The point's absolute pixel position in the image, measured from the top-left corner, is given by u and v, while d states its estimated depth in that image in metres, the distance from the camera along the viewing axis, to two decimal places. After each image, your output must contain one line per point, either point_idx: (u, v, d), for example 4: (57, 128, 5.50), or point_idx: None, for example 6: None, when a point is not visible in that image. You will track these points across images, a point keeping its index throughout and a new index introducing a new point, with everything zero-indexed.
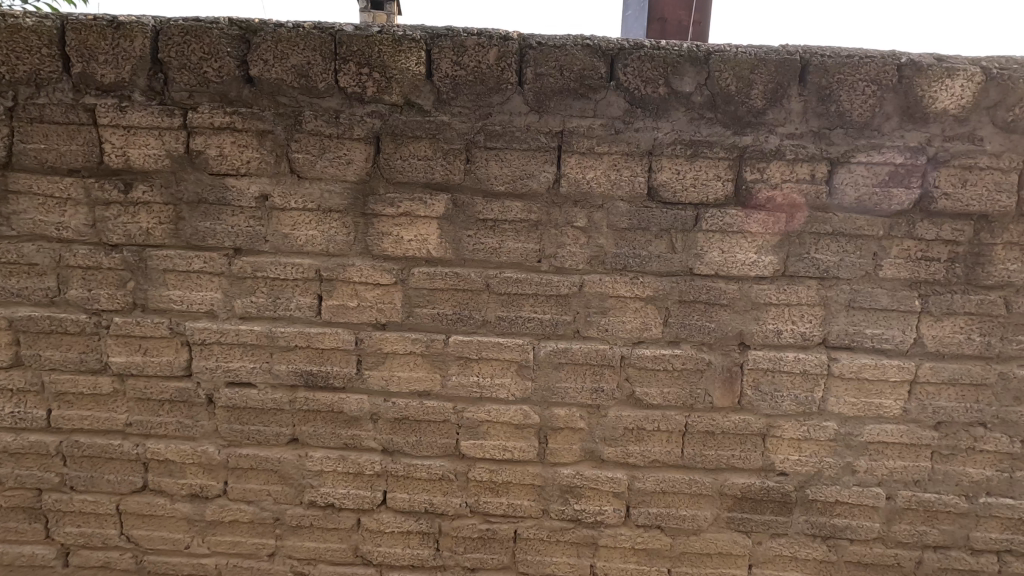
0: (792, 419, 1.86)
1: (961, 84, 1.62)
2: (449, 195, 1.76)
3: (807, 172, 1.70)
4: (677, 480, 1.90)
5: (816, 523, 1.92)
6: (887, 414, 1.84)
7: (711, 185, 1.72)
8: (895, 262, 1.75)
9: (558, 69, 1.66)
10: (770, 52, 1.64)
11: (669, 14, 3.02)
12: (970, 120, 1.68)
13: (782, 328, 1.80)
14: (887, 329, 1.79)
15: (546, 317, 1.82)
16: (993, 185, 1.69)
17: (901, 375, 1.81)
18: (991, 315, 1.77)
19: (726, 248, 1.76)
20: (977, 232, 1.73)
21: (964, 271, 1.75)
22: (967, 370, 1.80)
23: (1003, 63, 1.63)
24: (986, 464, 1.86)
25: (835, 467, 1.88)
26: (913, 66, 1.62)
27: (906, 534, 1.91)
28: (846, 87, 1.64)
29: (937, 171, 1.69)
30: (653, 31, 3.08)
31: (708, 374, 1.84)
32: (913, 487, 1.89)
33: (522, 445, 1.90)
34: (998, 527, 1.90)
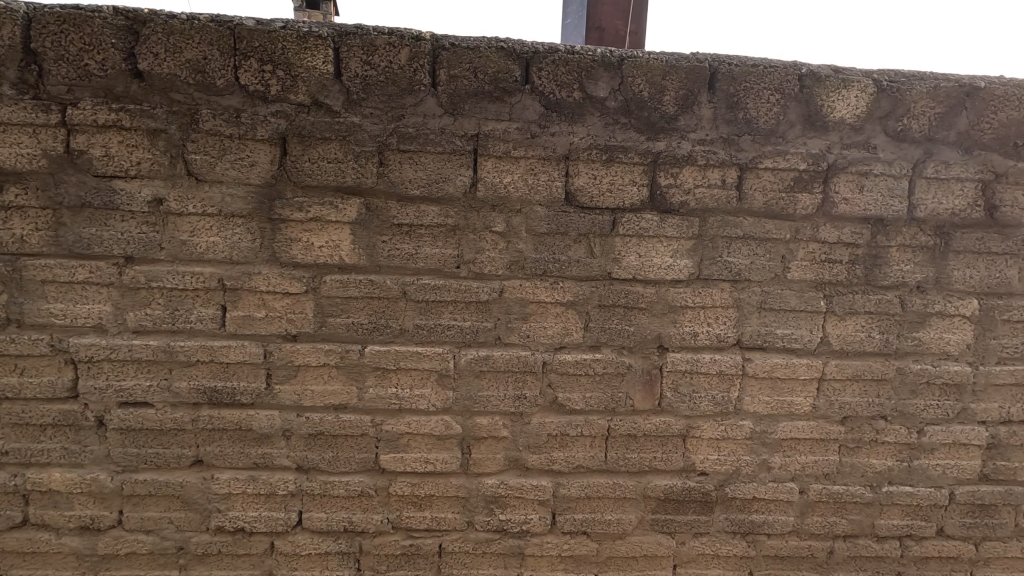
0: (710, 420, 1.90)
1: (855, 94, 1.71)
2: (362, 199, 1.70)
3: (718, 177, 1.74)
4: (601, 485, 1.90)
5: (735, 520, 1.96)
6: (798, 412, 1.91)
7: (627, 190, 1.74)
8: (802, 264, 1.81)
9: (472, 71, 1.63)
10: (680, 59, 1.67)
11: (607, 23, 3.06)
12: (865, 128, 1.77)
13: (698, 331, 1.83)
14: (796, 329, 1.86)
15: (466, 324, 1.78)
16: (886, 191, 1.78)
17: (810, 373, 1.88)
18: (889, 313, 1.86)
19: (643, 252, 1.78)
20: (874, 236, 1.82)
21: (864, 272, 1.84)
22: (868, 366, 1.89)
23: (893, 76, 1.73)
24: (888, 455, 1.96)
25: (752, 465, 1.93)
26: (813, 77, 1.70)
27: (818, 526, 1.99)
28: (752, 95, 1.70)
29: (837, 176, 1.77)
30: (591, 40, 3.10)
31: (629, 377, 1.85)
32: (824, 481, 1.97)
33: (444, 456, 1.84)
34: (900, 514, 2.00)
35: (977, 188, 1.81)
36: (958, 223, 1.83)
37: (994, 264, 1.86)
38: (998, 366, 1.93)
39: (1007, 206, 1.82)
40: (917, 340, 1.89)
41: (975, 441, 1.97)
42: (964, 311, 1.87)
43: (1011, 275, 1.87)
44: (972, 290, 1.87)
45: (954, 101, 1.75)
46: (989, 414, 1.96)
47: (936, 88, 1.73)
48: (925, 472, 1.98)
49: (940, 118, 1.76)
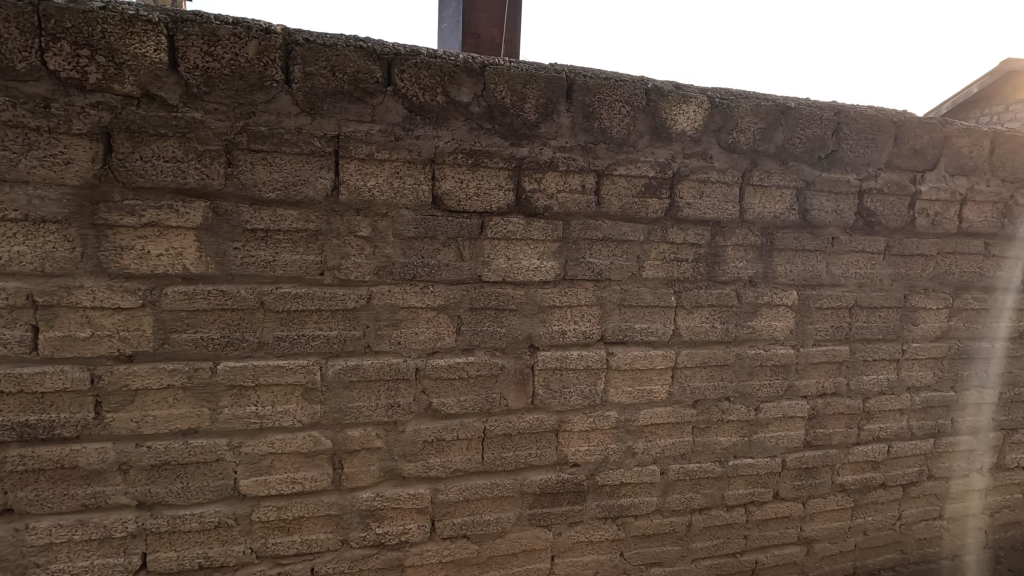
0: (579, 413, 1.99)
1: (693, 109, 1.91)
2: (208, 202, 1.55)
3: (578, 182, 1.84)
4: (479, 486, 1.91)
5: (606, 505, 2.08)
6: (657, 399, 2.07)
7: (493, 194, 1.77)
8: (654, 263, 1.97)
9: (329, 70, 1.57)
10: (539, 69, 1.75)
11: (482, 29, 3.11)
12: (703, 140, 1.97)
13: (566, 329, 1.92)
14: (652, 323, 2.02)
15: (333, 333, 1.70)
16: (722, 197, 2.00)
17: (665, 363, 2.05)
18: (728, 305, 2.09)
19: (511, 255, 1.82)
20: (713, 237, 2.03)
21: (707, 269, 2.04)
22: (713, 353, 2.11)
23: (723, 94, 1.95)
24: (732, 432, 2.20)
25: (618, 452, 2.06)
26: (657, 91, 1.87)
27: (678, 502, 2.17)
28: (605, 106, 1.82)
29: (681, 183, 1.95)
30: (466, 46, 3.12)
31: (503, 377, 1.88)
32: (681, 460, 2.15)
33: (314, 474, 1.74)
34: (745, 483, 2.25)
35: (792, 194, 2.09)
36: (779, 225, 2.10)
37: (807, 259, 2.16)
38: (814, 347, 2.25)
39: (816, 209, 2.12)
40: (752, 328, 2.14)
41: (799, 413, 2.27)
42: (787, 301, 2.16)
43: (821, 269, 2.18)
44: (792, 282, 2.16)
45: (772, 118, 2.01)
46: (809, 389, 2.27)
47: (758, 106, 1.97)
48: (762, 444, 2.25)
49: (762, 133, 2.01)
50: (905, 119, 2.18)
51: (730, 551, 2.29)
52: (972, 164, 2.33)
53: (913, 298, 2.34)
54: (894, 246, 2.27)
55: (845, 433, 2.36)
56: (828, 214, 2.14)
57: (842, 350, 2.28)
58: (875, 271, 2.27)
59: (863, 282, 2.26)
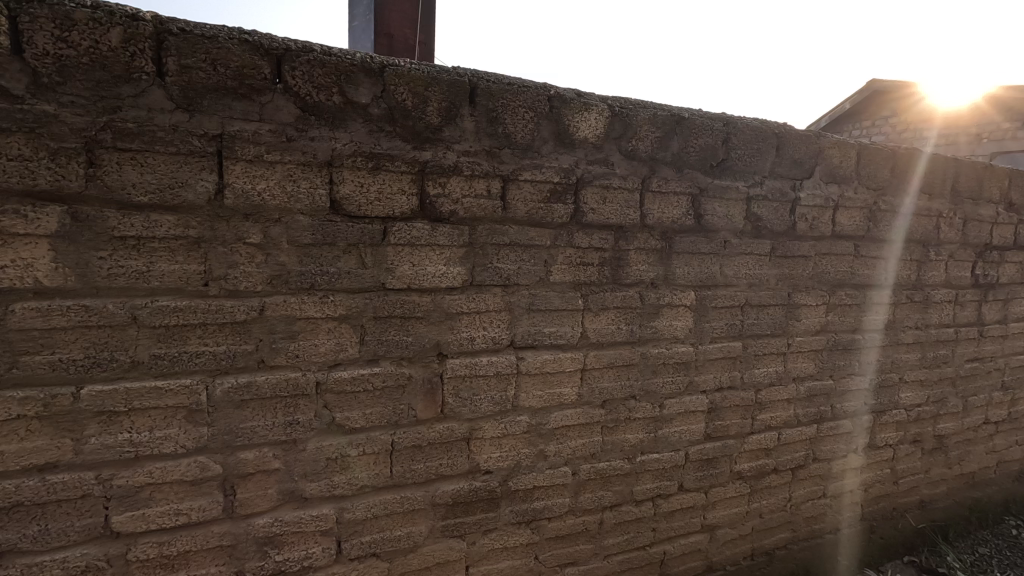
0: (490, 420, 1.98)
1: (594, 117, 1.96)
2: (64, 206, 1.38)
3: (484, 187, 1.83)
4: (388, 501, 1.84)
5: (519, 510, 2.08)
6: (567, 401, 2.10)
7: (396, 199, 1.71)
8: (561, 268, 2.00)
9: (209, 63, 1.45)
10: (441, 72, 1.72)
11: (395, 29, 3.02)
12: (605, 147, 2.03)
13: (474, 335, 1.90)
14: (560, 327, 2.04)
15: (220, 349, 1.57)
16: (624, 202, 2.07)
17: (574, 365, 2.08)
18: (632, 307, 2.16)
19: (417, 261, 1.77)
20: (617, 241, 2.09)
21: (611, 273, 2.11)
22: (619, 354, 2.17)
23: (622, 103, 2.02)
24: (639, 429, 2.28)
25: (530, 456, 2.07)
26: (560, 99, 1.90)
27: (589, 501, 2.22)
28: (509, 112, 1.83)
29: (585, 189, 1.99)
30: (379, 45, 3.02)
31: (410, 388, 1.83)
32: (591, 460, 2.20)
33: (201, 504, 1.59)
34: (651, 478, 2.34)
35: (688, 200, 2.20)
36: (677, 229, 2.20)
37: (703, 262, 2.29)
38: (711, 344, 2.38)
39: (710, 215, 2.25)
40: (654, 329, 2.23)
41: (700, 407, 2.40)
42: (685, 301, 2.27)
43: (715, 270, 2.32)
44: (690, 284, 2.28)
45: (668, 128, 2.11)
46: (707, 384, 2.40)
47: (655, 116, 2.07)
48: (667, 439, 2.35)
49: (660, 142, 2.10)
50: (785, 131, 2.37)
51: (640, 544, 2.37)
52: (842, 174, 2.57)
53: (796, 296, 2.55)
54: (778, 248, 2.46)
55: (740, 424, 2.52)
56: (720, 220, 2.27)
57: (735, 347, 2.44)
58: (763, 272, 2.44)
59: (753, 282, 2.42)
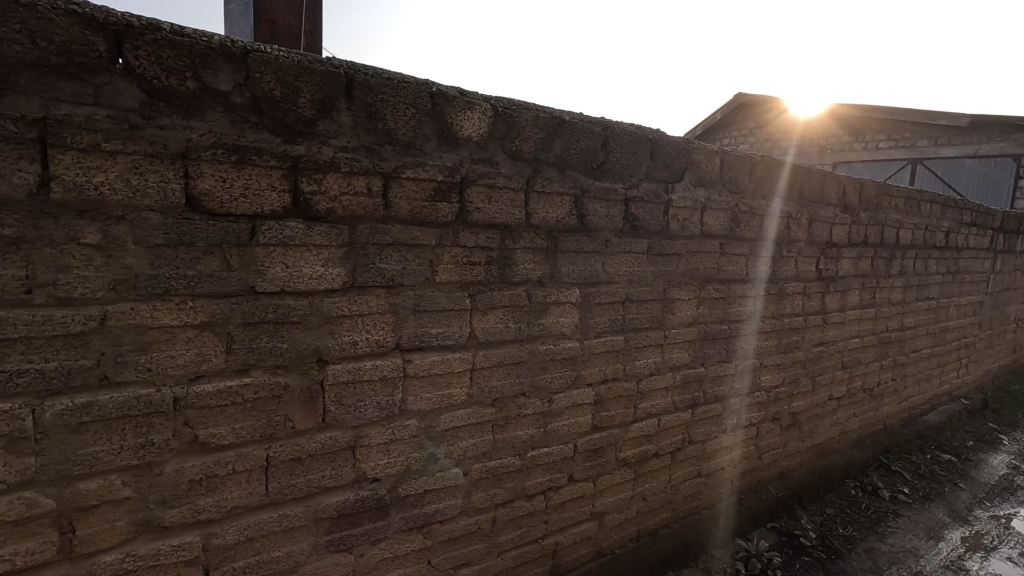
0: (377, 426, 1.91)
1: (477, 116, 1.97)
2: None
3: (363, 185, 1.75)
4: (264, 521, 1.71)
5: (410, 516, 2.03)
6: (456, 402, 2.09)
7: (265, 196, 1.59)
8: (447, 267, 1.98)
9: (26, 35, 1.25)
10: (313, 62, 1.63)
11: (278, 15, 2.81)
12: (489, 147, 2.04)
13: (357, 339, 1.82)
14: (448, 327, 2.02)
15: (51, 366, 1.36)
16: (509, 202, 2.09)
17: (462, 365, 2.07)
18: (519, 305, 2.20)
19: (290, 262, 1.66)
20: (503, 240, 2.11)
21: (498, 272, 2.12)
22: (508, 353, 2.19)
23: (505, 104, 2.05)
24: (529, 425, 2.32)
25: (420, 460, 2.03)
26: (442, 96, 1.88)
27: (482, 500, 2.22)
28: (389, 107, 1.77)
29: (470, 188, 1.98)
30: (261, 32, 2.81)
31: (287, 398, 1.71)
32: (483, 459, 2.20)
33: (31, 546, 1.37)
34: (542, 472, 2.40)
35: (571, 200, 2.27)
36: (561, 229, 2.26)
37: (587, 260, 2.38)
38: (596, 339, 2.49)
39: (591, 215, 2.34)
40: (541, 326, 2.28)
41: (586, 400, 2.49)
42: (571, 298, 2.35)
43: (598, 268, 2.42)
44: (575, 282, 2.36)
45: (551, 130, 2.16)
46: (592, 377, 2.51)
47: (537, 118, 2.11)
48: (556, 433, 2.42)
49: (542, 143, 2.15)
50: (658, 137, 2.53)
51: (532, 538, 2.42)
52: (709, 178, 2.79)
53: (671, 291, 2.73)
54: (655, 247, 2.62)
55: (624, 413, 2.66)
56: (601, 220, 2.37)
57: (618, 340, 2.57)
58: (641, 269, 2.59)
59: (633, 279, 2.56)
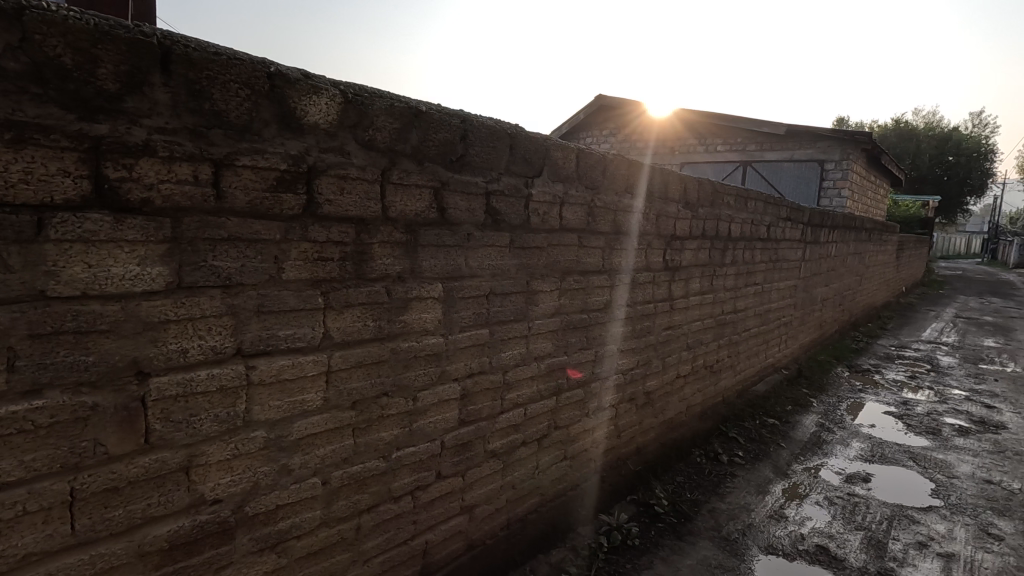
0: (217, 442, 1.71)
1: (324, 102, 1.84)
2: None
3: (188, 172, 1.55)
4: (71, 565, 1.46)
5: (260, 536, 1.86)
6: (311, 407, 1.95)
7: (56, 182, 1.34)
8: (295, 264, 1.83)
9: None
10: (116, 27, 1.41)
11: None
12: (339, 135, 1.92)
13: (188, 347, 1.62)
14: (298, 328, 1.88)
15: None
16: (363, 194, 1.98)
17: (316, 369, 1.94)
18: (378, 302, 2.11)
19: (94, 261, 1.42)
20: (358, 235, 2.00)
21: (354, 268, 2.01)
22: (367, 352, 2.10)
23: (356, 91, 1.94)
24: (393, 425, 2.25)
25: (270, 474, 1.87)
26: (282, 77, 1.73)
27: (343, 509, 2.11)
28: (217, 86, 1.59)
29: (319, 179, 1.85)
30: None
31: (96, 419, 1.47)
32: (344, 466, 2.09)
33: None
34: (409, 472, 2.34)
35: (430, 193, 2.22)
36: (421, 222, 2.21)
37: (448, 254, 2.35)
38: (460, 333, 2.47)
39: (451, 208, 2.31)
40: (402, 323, 2.21)
41: (452, 395, 2.48)
42: (433, 293, 2.31)
43: (460, 263, 2.41)
44: (437, 276, 2.32)
45: (407, 120, 2.09)
46: (458, 371, 2.49)
47: (391, 107, 2.03)
48: (421, 431, 2.37)
49: (398, 133, 2.08)
50: (517, 132, 2.57)
51: (400, 540, 2.35)
52: (566, 173, 2.90)
53: (533, 283, 2.80)
54: (516, 240, 2.66)
55: (490, 405, 2.69)
56: (462, 213, 2.36)
57: (482, 333, 2.58)
58: (504, 262, 2.62)
59: (496, 272, 2.59)
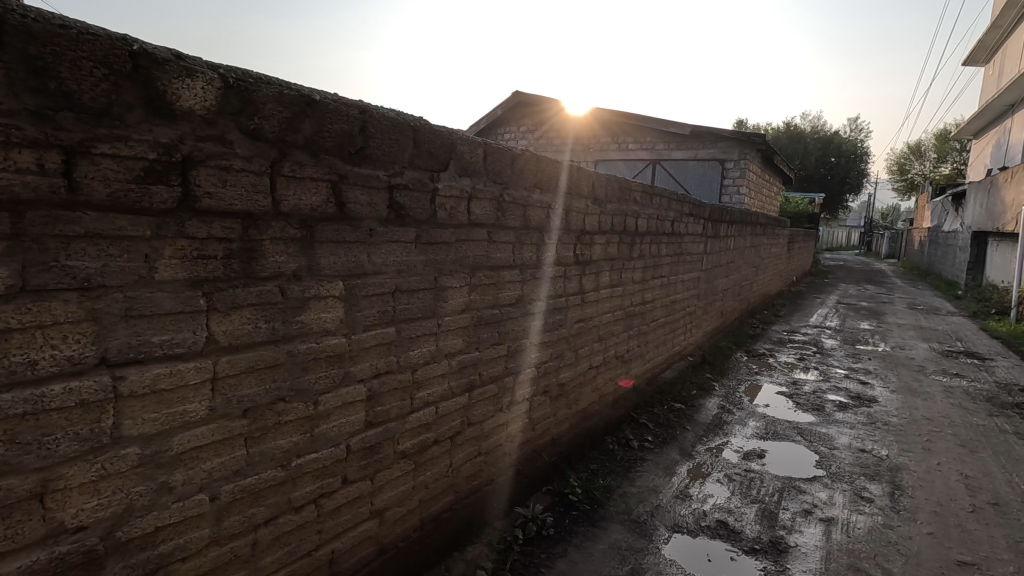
0: (78, 463, 1.54)
1: (201, 86, 1.69)
2: None
3: (31, 160, 1.37)
4: None
5: (137, 563, 1.69)
6: (194, 419, 1.79)
7: None
8: (171, 263, 1.67)
9: None
10: None
11: None
12: (219, 123, 1.77)
13: (37, 358, 1.43)
14: (176, 333, 1.72)
15: None
16: (250, 187, 1.85)
17: (199, 377, 1.79)
18: (271, 303, 1.98)
19: None
20: (246, 230, 1.86)
21: (241, 266, 1.87)
22: (260, 356, 1.96)
23: (238, 75, 1.81)
24: (292, 432, 2.13)
25: (147, 494, 1.70)
26: (147, 57, 1.57)
27: (236, 525, 1.96)
28: (66, 63, 1.41)
29: (196, 170, 1.69)
30: None
31: None
32: (235, 478, 1.94)
33: None
34: (311, 480, 2.23)
35: (327, 187, 2.11)
36: (317, 217, 2.10)
37: (349, 251, 2.25)
38: (365, 332, 2.39)
39: (351, 202, 2.21)
40: (299, 324, 2.09)
41: (357, 396, 2.39)
42: (333, 292, 2.20)
43: (363, 259, 2.31)
44: (337, 274, 2.22)
45: (298, 109, 1.98)
46: (363, 372, 2.40)
47: (279, 94, 1.91)
48: (324, 436, 2.26)
49: (288, 122, 1.95)
50: (421, 125, 2.51)
51: (304, 552, 2.24)
52: (473, 168, 2.88)
53: (442, 279, 2.76)
54: (423, 236, 2.60)
55: (399, 405, 2.62)
56: (363, 208, 2.27)
57: (389, 332, 2.50)
58: (410, 258, 2.56)
59: (401, 269, 2.51)
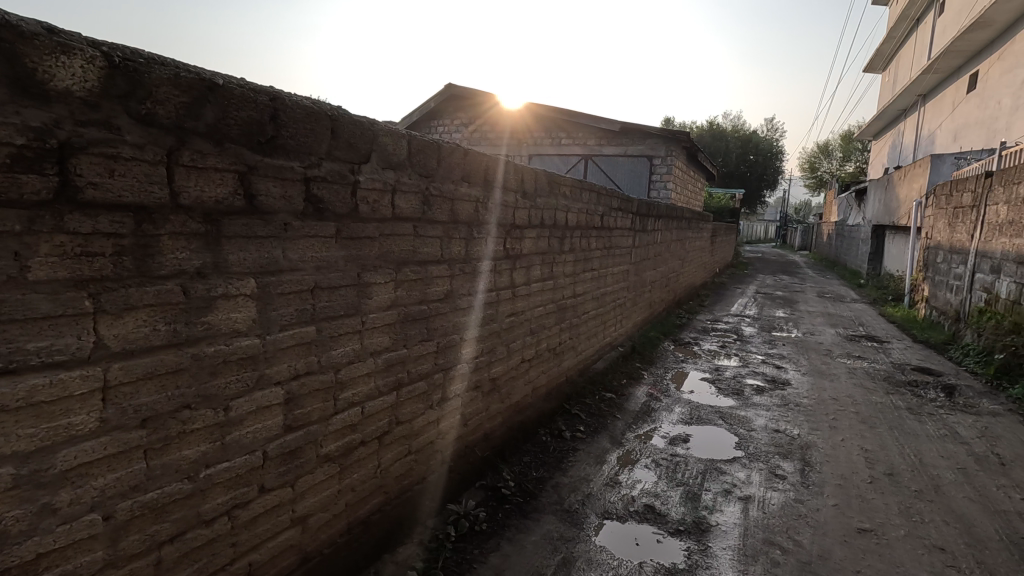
0: None
1: (79, 64, 1.54)
2: None
3: None
4: None
5: None
6: (81, 432, 1.63)
7: None
8: (47, 261, 1.51)
9: None
10: None
11: None
12: (104, 106, 1.61)
13: None
14: (56, 339, 1.55)
15: None
16: (142, 177, 1.69)
17: (86, 386, 1.62)
18: (171, 303, 1.83)
19: None
20: (139, 225, 1.70)
21: (134, 264, 1.71)
22: (159, 361, 1.81)
23: (125, 55, 1.65)
24: (199, 441, 1.98)
25: (26, 518, 1.53)
26: (10, 29, 1.41)
27: (136, 544, 1.81)
28: None
29: (75, 157, 1.53)
30: None
31: None
32: (134, 494, 1.79)
33: None
34: (223, 490, 2.09)
35: (234, 178, 1.98)
36: (223, 211, 1.96)
37: (261, 246, 2.12)
38: (281, 332, 2.26)
39: (262, 195, 2.09)
40: (205, 325, 1.95)
41: (274, 400, 2.26)
42: (244, 290, 2.07)
43: (277, 255, 2.19)
44: (248, 271, 2.08)
45: (198, 93, 1.83)
46: (280, 374, 2.28)
47: (175, 77, 1.76)
48: (237, 444, 2.13)
49: (187, 108, 1.81)
50: (339, 114, 2.40)
51: (216, 567, 2.10)
52: (397, 161, 2.79)
53: (366, 275, 2.67)
54: (344, 230, 2.50)
55: (321, 407, 2.51)
56: (275, 201, 2.14)
57: (309, 331, 2.39)
58: (330, 254, 2.45)
59: (321, 265, 2.40)
